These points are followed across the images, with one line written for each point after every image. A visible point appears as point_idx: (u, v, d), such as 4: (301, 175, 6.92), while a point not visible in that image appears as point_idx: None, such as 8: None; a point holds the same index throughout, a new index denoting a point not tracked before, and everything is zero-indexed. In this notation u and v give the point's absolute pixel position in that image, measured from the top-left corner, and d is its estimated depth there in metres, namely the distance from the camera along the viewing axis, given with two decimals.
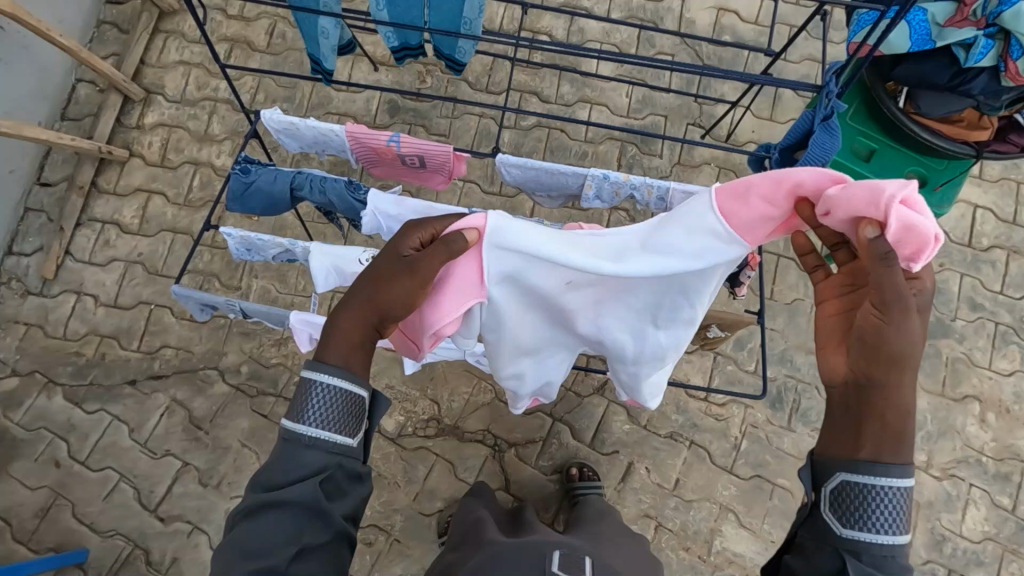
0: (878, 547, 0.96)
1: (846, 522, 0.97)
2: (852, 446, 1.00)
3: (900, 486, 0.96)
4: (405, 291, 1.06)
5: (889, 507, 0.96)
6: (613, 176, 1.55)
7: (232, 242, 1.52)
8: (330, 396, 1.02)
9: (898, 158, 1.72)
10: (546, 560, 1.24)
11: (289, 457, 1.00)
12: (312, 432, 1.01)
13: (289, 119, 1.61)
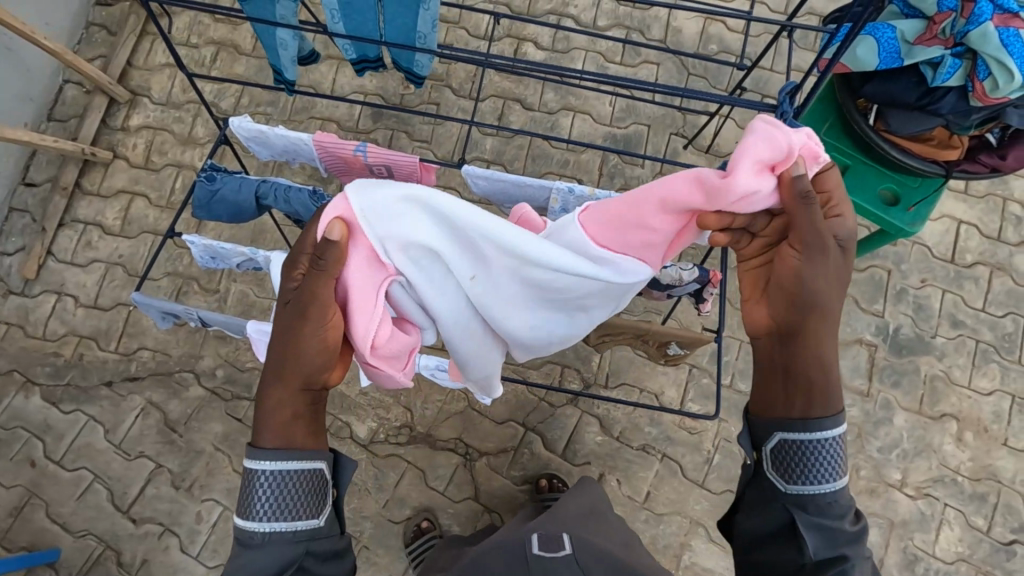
0: (823, 495, 1.10)
1: (790, 479, 1.12)
2: (787, 404, 1.13)
3: (833, 435, 1.10)
4: (318, 327, 1.10)
5: (826, 456, 1.10)
6: (578, 190, 1.54)
7: (196, 249, 1.53)
8: (276, 482, 1.08)
9: (870, 174, 1.70)
10: (526, 543, 1.31)
11: (251, 546, 1.07)
12: (268, 525, 1.07)
13: (257, 127, 1.62)
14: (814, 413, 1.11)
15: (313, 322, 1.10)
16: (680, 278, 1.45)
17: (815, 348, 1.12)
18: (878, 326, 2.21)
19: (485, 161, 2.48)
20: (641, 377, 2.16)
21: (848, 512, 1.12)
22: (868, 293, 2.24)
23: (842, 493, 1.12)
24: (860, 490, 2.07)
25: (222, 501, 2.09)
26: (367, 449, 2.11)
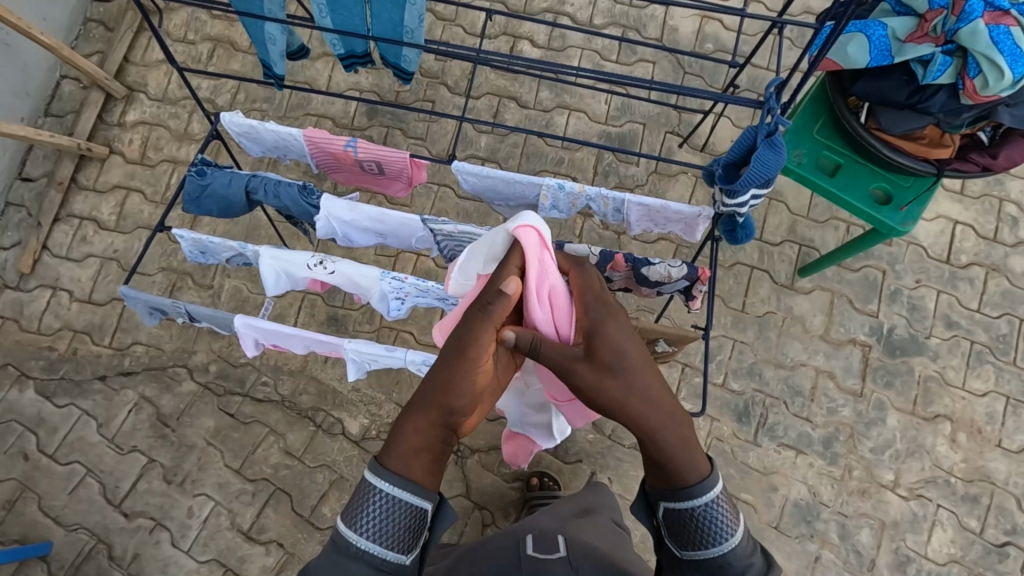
0: (717, 557, 0.99)
1: (682, 544, 1.02)
2: (664, 488, 1.02)
3: (710, 498, 0.99)
4: (469, 368, 0.98)
5: (712, 518, 0.99)
6: (568, 187, 1.54)
7: (186, 244, 1.54)
8: (392, 510, 0.95)
9: (862, 173, 1.69)
10: (522, 543, 1.27)
11: (345, 570, 0.93)
12: (366, 544, 0.93)
13: (248, 122, 1.63)
14: (681, 484, 1.00)
15: (469, 361, 0.99)
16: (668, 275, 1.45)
17: (667, 441, 1.00)
18: (872, 326, 2.21)
19: (480, 159, 2.48)
20: None
21: (754, 564, 1.00)
22: (862, 293, 2.24)
23: (739, 555, 0.99)
24: (852, 490, 2.06)
25: (214, 496, 2.09)
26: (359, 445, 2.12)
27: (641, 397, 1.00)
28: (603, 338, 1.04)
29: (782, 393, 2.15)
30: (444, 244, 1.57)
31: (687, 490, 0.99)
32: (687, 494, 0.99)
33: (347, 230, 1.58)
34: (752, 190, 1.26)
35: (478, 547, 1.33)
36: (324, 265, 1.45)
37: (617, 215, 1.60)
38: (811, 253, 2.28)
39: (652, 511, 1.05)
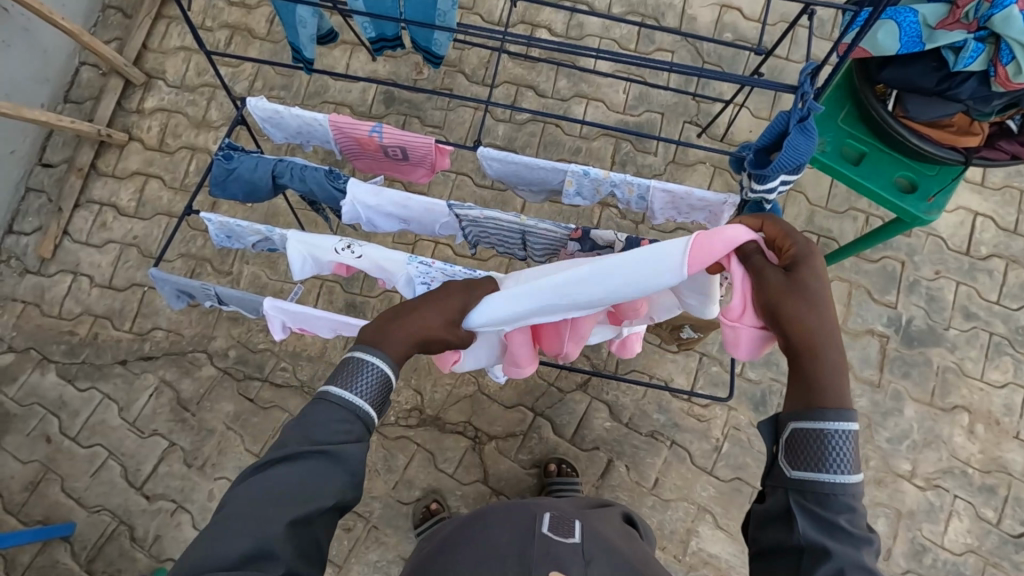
0: (826, 485, 0.90)
1: (794, 463, 0.93)
2: (800, 398, 0.95)
3: (843, 427, 0.91)
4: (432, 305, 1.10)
5: (836, 448, 0.90)
6: (593, 173, 1.54)
7: (212, 227, 1.55)
8: (374, 374, 1.05)
9: (887, 161, 1.69)
10: (535, 521, 1.12)
11: (325, 422, 1.02)
12: (356, 397, 1.03)
13: (274, 107, 1.63)
14: (817, 402, 0.93)
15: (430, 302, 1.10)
16: None
17: (827, 364, 0.94)
18: (890, 317, 2.21)
19: (497, 147, 2.48)
20: (650, 364, 2.17)
21: (855, 513, 0.89)
22: (880, 284, 2.24)
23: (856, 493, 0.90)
24: (869, 480, 2.06)
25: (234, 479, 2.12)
26: (377, 430, 2.13)
27: (822, 321, 0.96)
28: (804, 262, 0.99)
29: None
30: (469, 229, 1.58)
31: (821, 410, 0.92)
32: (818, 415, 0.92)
33: (371, 215, 1.59)
34: (781, 176, 1.26)
35: (475, 520, 1.18)
36: (351, 250, 1.46)
37: (641, 201, 1.60)
38: (830, 244, 2.28)
39: (774, 427, 0.98)
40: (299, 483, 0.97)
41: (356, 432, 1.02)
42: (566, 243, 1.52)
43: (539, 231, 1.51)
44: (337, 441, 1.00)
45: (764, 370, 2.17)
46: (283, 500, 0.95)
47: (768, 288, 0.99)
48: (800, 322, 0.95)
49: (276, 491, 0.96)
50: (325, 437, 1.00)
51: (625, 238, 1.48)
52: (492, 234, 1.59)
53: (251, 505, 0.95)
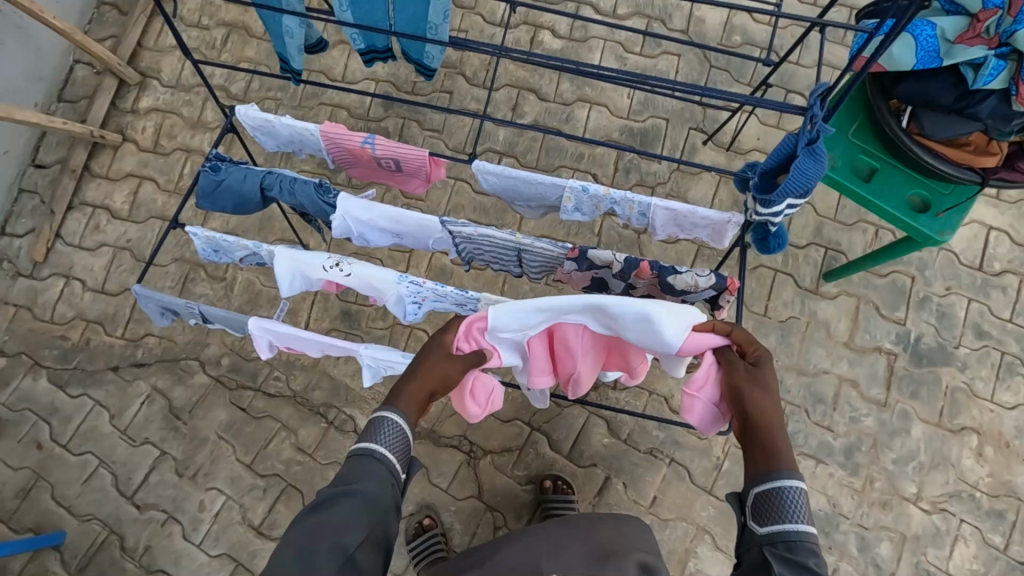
0: (785, 536, 1.00)
1: (758, 521, 1.04)
2: (753, 465, 1.09)
3: (796, 485, 1.03)
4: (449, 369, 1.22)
5: (792, 503, 1.02)
6: (592, 189, 1.48)
7: (199, 241, 1.51)
8: (398, 428, 1.16)
9: (899, 179, 1.62)
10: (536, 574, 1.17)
11: (357, 473, 1.13)
12: (384, 452, 1.15)
13: (264, 116, 1.58)
14: (773, 464, 1.06)
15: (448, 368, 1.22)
16: (695, 284, 1.40)
17: (776, 439, 1.09)
18: (899, 334, 2.14)
19: (498, 152, 2.41)
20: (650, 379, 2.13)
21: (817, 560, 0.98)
22: (889, 299, 2.17)
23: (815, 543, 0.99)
24: (873, 502, 2.01)
25: (225, 490, 2.09)
26: None
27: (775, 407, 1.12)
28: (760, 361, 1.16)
29: (803, 401, 2.10)
30: (463, 245, 1.53)
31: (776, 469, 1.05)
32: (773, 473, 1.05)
33: (362, 229, 1.54)
34: (788, 201, 1.20)
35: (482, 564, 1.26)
36: (340, 268, 1.41)
37: (642, 218, 1.54)
38: (838, 257, 2.21)
39: (739, 494, 1.09)
40: (338, 524, 1.08)
41: (386, 481, 1.13)
42: (563, 262, 1.47)
43: (535, 249, 1.46)
44: (369, 488, 1.11)
45: None
46: (325, 541, 1.06)
47: (733, 376, 1.15)
48: (760, 400, 1.11)
49: (318, 533, 1.07)
50: (357, 484, 1.11)
51: (623, 258, 1.42)
52: (487, 251, 1.54)
53: (296, 547, 1.07)
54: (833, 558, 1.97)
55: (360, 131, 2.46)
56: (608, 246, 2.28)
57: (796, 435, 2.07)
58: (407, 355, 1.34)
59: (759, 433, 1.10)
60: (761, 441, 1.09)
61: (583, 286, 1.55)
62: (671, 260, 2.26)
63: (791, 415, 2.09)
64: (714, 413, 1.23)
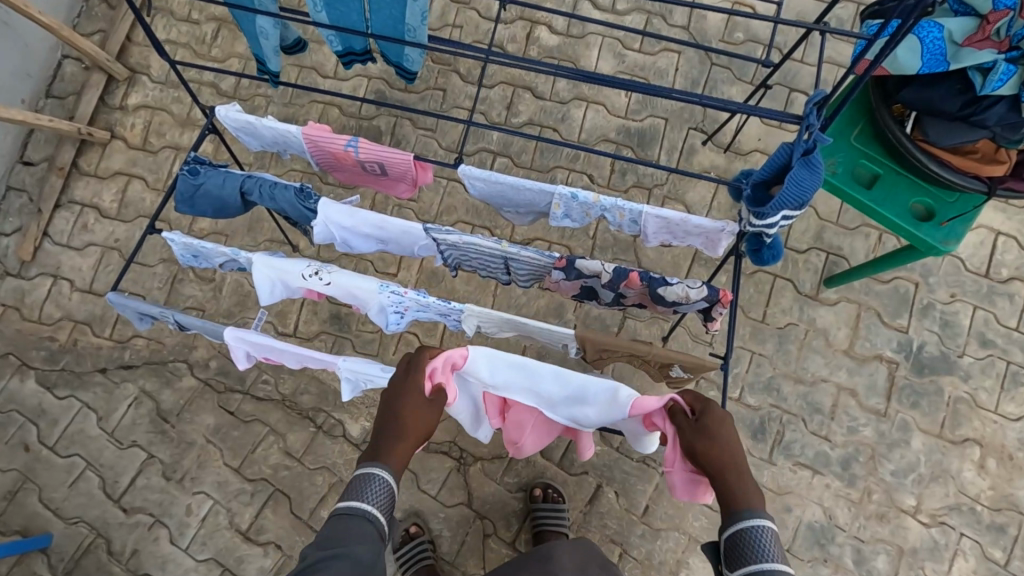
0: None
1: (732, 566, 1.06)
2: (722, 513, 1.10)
3: (761, 523, 1.06)
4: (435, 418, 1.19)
5: (760, 541, 1.04)
6: (582, 196, 1.43)
7: (177, 247, 1.47)
8: (384, 482, 1.13)
9: (902, 185, 1.56)
10: None
11: (347, 530, 1.09)
12: (371, 507, 1.11)
13: (245, 118, 1.53)
14: (737, 507, 1.08)
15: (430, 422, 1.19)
16: (686, 295, 1.35)
17: (736, 484, 1.09)
18: (901, 342, 2.09)
19: (492, 152, 2.36)
20: (644, 386, 2.08)
21: None
22: (891, 306, 2.11)
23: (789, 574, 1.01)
24: (870, 514, 1.97)
25: (212, 494, 2.07)
26: (360, 448, 2.08)
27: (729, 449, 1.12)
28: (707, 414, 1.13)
29: (801, 410, 2.05)
30: (448, 253, 1.49)
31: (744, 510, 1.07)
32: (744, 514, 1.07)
33: (346, 235, 1.50)
34: (783, 213, 1.15)
35: None
36: (320, 276, 1.37)
37: (634, 225, 1.49)
38: (839, 262, 2.15)
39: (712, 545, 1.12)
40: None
41: (376, 536, 1.10)
42: (551, 271, 1.42)
43: (522, 258, 1.41)
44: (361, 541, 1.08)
45: (764, 396, 2.06)
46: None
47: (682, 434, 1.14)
48: (713, 453, 1.11)
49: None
50: (348, 540, 1.08)
51: (613, 267, 1.37)
52: (473, 259, 1.49)
53: None
54: (828, 571, 1.93)
55: (351, 130, 2.41)
56: (604, 250, 2.23)
57: (792, 444, 2.02)
58: (386, 368, 1.31)
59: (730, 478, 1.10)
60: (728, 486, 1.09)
61: (573, 295, 1.51)
62: (667, 265, 2.21)
63: (788, 424, 2.04)
64: (693, 479, 1.21)
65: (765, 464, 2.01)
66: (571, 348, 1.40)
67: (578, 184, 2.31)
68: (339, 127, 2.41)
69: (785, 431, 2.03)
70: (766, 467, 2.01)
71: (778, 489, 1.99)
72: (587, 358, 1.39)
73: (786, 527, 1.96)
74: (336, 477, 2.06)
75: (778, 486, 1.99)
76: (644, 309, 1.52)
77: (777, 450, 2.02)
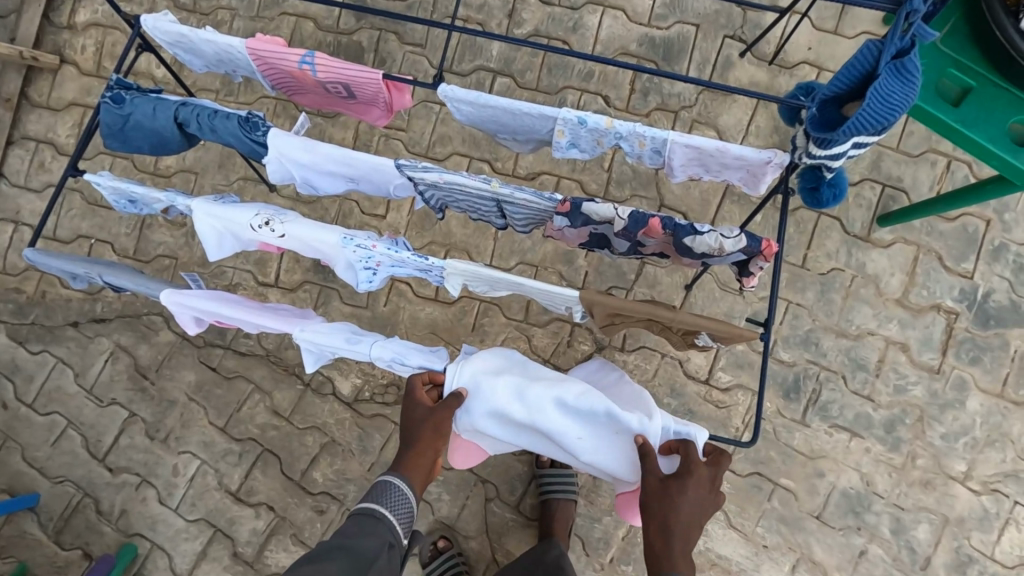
0: None
1: None
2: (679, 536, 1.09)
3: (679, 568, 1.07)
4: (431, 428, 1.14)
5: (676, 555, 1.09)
6: (592, 121, 1.15)
7: (107, 191, 1.24)
8: (403, 498, 1.14)
9: (999, 102, 1.23)
10: None
11: (362, 531, 1.10)
12: (384, 506, 1.13)
13: (177, 29, 1.24)
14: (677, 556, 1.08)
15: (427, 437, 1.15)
16: (719, 247, 1.09)
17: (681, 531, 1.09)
18: (965, 290, 1.80)
19: (491, 72, 2.03)
20: (663, 339, 1.86)
21: None
22: (957, 249, 1.81)
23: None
24: (914, 481, 1.77)
25: (199, 455, 1.95)
26: (352, 407, 1.92)
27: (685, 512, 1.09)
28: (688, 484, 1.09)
29: (842, 366, 1.81)
30: (430, 194, 1.23)
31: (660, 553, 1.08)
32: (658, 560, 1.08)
33: (307, 175, 1.24)
34: (854, 140, 0.88)
35: None
36: (272, 227, 1.14)
37: (656, 156, 1.20)
38: (898, 196, 1.83)
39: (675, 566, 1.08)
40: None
41: (388, 535, 1.11)
42: (553, 216, 1.16)
43: (516, 201, 1.15)
44: (374, 564, 1.06)
45: (800, 350, 1.83)
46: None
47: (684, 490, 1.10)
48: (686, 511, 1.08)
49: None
50: (357, 542, 1.08)
51: (629, 212, 1.10)
52: (460, 201, 1.24)
53: None
54: (862, 540, 1.76)
55: (329, 47, 2.08)
56: (621, 184, 1.94)
57: (829, 405, 1.81)
58: (353, 339, 1.15)
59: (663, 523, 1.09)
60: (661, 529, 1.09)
61: (580, 243, 1.25)
62: (694, 203, 1.92)
63: (826, 383, 1.81)
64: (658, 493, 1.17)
65: (798, 426, 1.81)
66: (576, 311, 1.16)
67: (593, 107, 1.98)
68: (315, 45, 2.08)
69: (822, 390, 1.81)
70: (798, 429, 1.81)
71: (811, 454, 1.80)
72: (596, 324, 1.16)
73: (818, 493, 1.78)
74: (327, 436, 1.92)
75: (810, 450, 1.80)
76: (665, 258, 1.27)
77: (812, 411, 1.81)
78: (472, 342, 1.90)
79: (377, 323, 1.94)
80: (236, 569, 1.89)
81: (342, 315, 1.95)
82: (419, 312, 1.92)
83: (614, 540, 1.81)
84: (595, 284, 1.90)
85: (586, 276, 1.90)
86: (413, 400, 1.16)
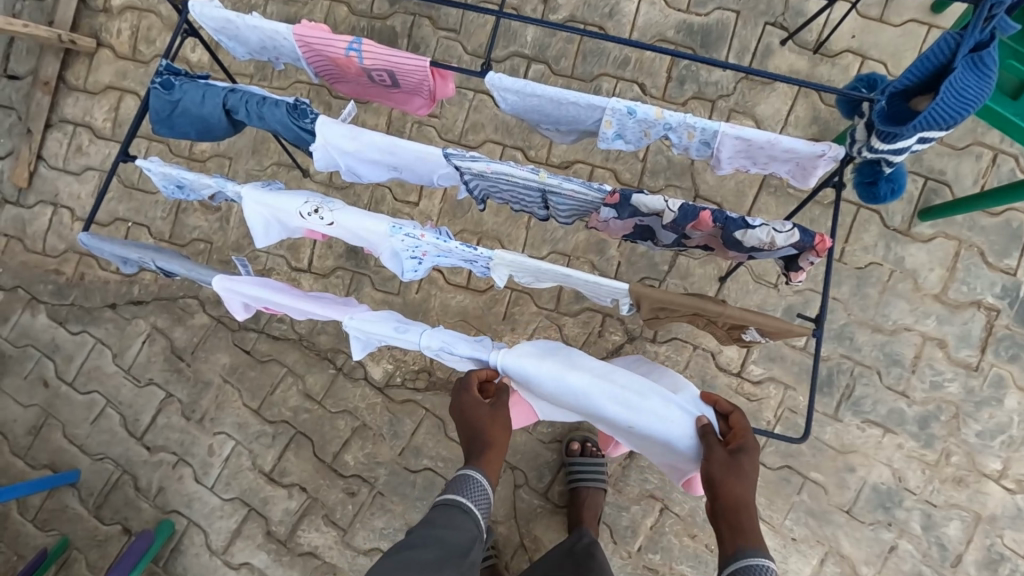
0: None
1: None
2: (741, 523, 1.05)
3: (751, 556, 1.00)
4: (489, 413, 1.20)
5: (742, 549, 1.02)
6: (641, 112, 1.13)
7: (157, 177, 1.26)
8: (483, 491, 1.17)
9: None
10: None
11: (450, 523, 1.12)
12: (468, 499, 1.15)
13: (224, 14, 1.24)
14: (742, 541, 1.03)
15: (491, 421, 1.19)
16: (770, 241, 1.08)
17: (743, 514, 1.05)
18: (1006, 286, 1.77)
19: (525, 58, 2.01)
20: (695, 331, 1.85)
21: None
22: (1000, 244, 1.78)
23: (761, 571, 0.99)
24: (946, 478, 1.76)
25: (233, 435, 1.99)
26: (383, 392, 1.95)
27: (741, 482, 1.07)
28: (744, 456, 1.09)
29: (876, 361, 1.80)
30: (474, 184, 1.22)
31: (743, 548, 1.02)
32: (740, 551, 1.02)
33: (351, 162, 1.24)
34: (921, 135, 0.89)
35: None
36: (320, 215, 1.15)
37: (704, 148, 1.19)
38: (940, 189, 1.79)
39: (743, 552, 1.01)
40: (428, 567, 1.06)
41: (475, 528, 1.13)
42: (599, 207, 1.15)
43: (564, 191, 1.14)
44: (466, 556, 1.09)
45: (835, 344, 1.81)
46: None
47: (721, 464, 1.08)
48: (735, 487, 1.06)
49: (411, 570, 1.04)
50: (448, 533, 1.10)
51: (679, 205, 1.09)
52: (504, 192, 1.23)
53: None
54: (892, 536, 1.76)
55: (362, 32, 2.07)
56: (655, 174, 1.92)
57: (862, 400, 1.80)
58: (401, 327, 1.17)
59: (725, 518, 1.06)
60: (732, 525, 1.05)
61: (624, 235, 1.24)
62: (730, 193, 1.89)
63: (860, 377, 1.80)
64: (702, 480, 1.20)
65: (829, 420, 1.80)
66: (622, 303, 1.16)
67: (628, 95, 1.96)
68: (348, 29, 2.07)
69: (855, 385, 1.80)
70: (830, 423, 1.80)
71: (842, 448, 1.79)
72: (642, 317, 1.16)
73: (848, 488, 1.78)
74: (359, 421, 1.95)
75: (842, 445, 1.79)
76: (709, 251, 1.26)
77: (844, 405, 1.80)
78: (503, 331, 1.91)
79: (409, 309, 1.95)
80: (269, 547, 1.93)
81: (374, 301, 1.96)
82: (450, 300, 1.93)
83: (642, 529, 1.83)
84: (628, 274, 1.90)
85: (618, 267, 1.90)
86: (469, 388, 1.21)
